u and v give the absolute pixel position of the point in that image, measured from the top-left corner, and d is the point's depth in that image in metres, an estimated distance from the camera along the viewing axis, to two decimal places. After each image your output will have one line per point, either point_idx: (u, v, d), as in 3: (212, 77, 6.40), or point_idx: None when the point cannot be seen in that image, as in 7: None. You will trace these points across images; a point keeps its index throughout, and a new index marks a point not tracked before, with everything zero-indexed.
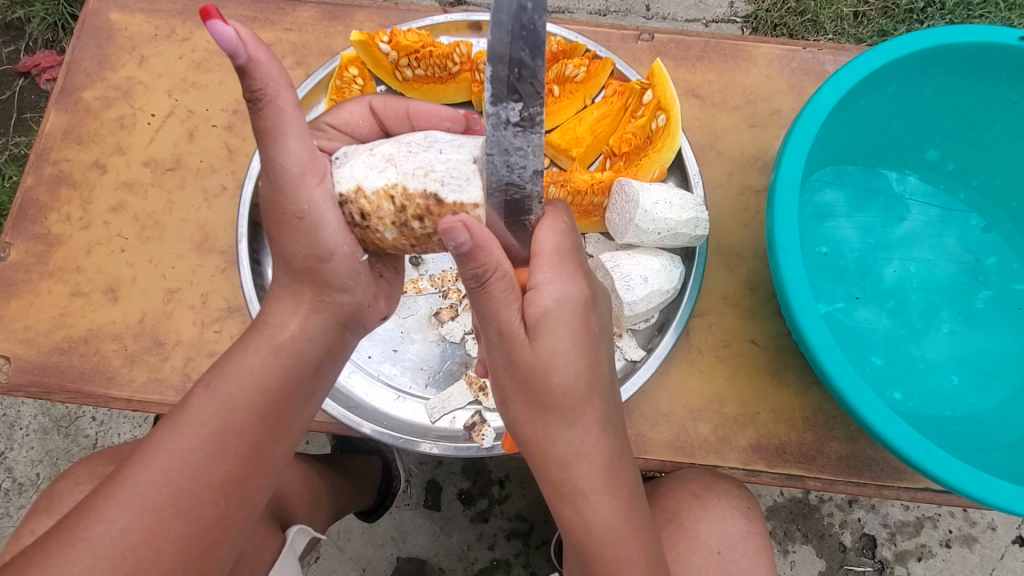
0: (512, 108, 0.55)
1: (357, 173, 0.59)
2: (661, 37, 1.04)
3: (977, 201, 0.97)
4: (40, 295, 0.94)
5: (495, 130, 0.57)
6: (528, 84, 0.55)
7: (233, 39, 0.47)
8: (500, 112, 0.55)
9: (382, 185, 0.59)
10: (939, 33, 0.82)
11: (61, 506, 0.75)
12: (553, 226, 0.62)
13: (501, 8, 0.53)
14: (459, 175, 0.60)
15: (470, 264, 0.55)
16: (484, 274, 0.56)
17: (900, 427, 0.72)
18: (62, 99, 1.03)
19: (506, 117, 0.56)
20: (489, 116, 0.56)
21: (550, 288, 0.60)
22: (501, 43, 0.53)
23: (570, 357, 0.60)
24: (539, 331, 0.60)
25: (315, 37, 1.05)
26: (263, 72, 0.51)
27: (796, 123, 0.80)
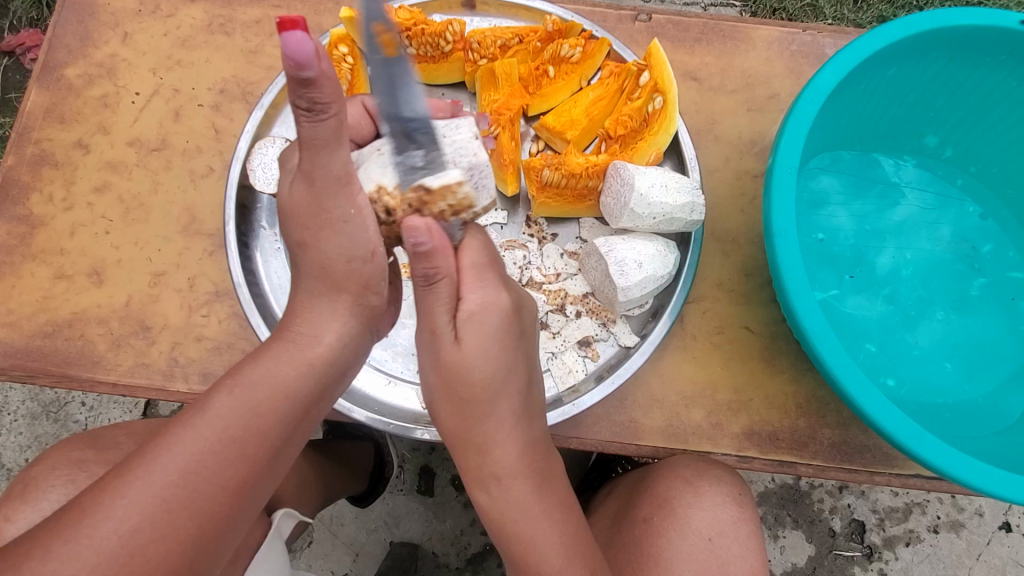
0: (413, 155, 0.60)
1: (375, 174, 0.61)
2: (659, 17, 1.02)
3: (975, 187, 0.96)
4: (22, 277, 0.92)
5: (406, 176, 0.60)
6: (421, 134, 0.61)
7: (307, 54, 0.46)
8: (405, 160, 0.60)
9: (402, 177, 0.60)
10: (941, 15, 0.81)
11: (44, 492, 0.73)
12: (473, 243, 0.64)
13: (376, 76, 0.59)
14: (467, 152, 0.63)
15: (423, 263, 0.59)
16: (433, 275, 0.60)
17: (895, 415, 0.71)
18: (43, 76, 1.00)
19: (413, 163, 0.60)
20: (394, 166, 0.61)
21: (473, 294, 0.62)
22: (389, 106, 0.60)
23: (492, 354, 0.62)
24: (463, 331, 0.61)
25: (304, 14, 1.02)
26: (328, 87, 0.49)
27: (795, 105, 0.78)
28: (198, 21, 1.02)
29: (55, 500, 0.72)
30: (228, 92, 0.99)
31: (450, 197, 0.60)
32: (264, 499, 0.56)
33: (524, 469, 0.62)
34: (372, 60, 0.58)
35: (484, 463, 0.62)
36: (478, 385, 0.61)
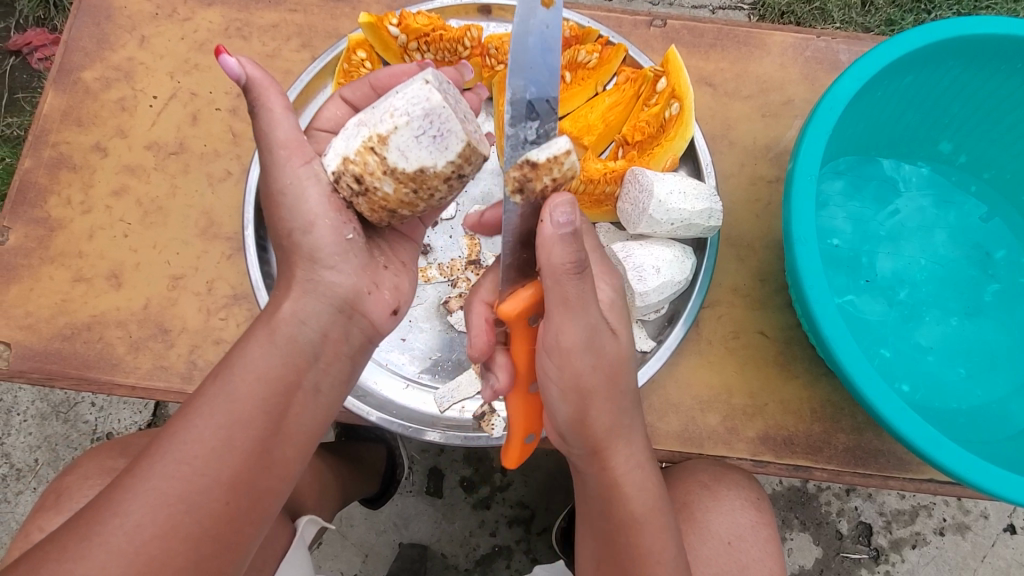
0: (529, 127, 0.57)
1: (340, 148, 0.62)
2: (674, 23, 1.02)
3: (988, 194, 0.97)
4: (41, 280, 0.93)
5: (514, 150, 0.57)
6: (542, 101, 0.57)
7: (235, 67, 0.58)
8: (518, 132, 0.57)
9: (361, 144, 0.60)
10: (959, 24, 0.81)
11: (70, 497, 0.74)
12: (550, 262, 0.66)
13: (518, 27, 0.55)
14: (419, 100, 0.58)
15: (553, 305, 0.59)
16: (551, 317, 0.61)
17: (914, 421, 0.72)
18: (60, 79, 1.00)
19: (525, 136, 0.57)
20: (508, 138, 0.57)
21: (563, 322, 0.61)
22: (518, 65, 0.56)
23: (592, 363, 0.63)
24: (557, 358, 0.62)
25: (320, 18, 1.03)
26: (259, 89, 0.61)
27: (814, 113, 0.79)
28: (215, 24, 1.02)
29: (82, 505, 0.73)
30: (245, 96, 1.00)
31: (556, 169, 0.57)
32: (265, 494, 0.57)
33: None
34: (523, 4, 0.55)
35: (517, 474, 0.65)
36: (590, 389, 0.64)
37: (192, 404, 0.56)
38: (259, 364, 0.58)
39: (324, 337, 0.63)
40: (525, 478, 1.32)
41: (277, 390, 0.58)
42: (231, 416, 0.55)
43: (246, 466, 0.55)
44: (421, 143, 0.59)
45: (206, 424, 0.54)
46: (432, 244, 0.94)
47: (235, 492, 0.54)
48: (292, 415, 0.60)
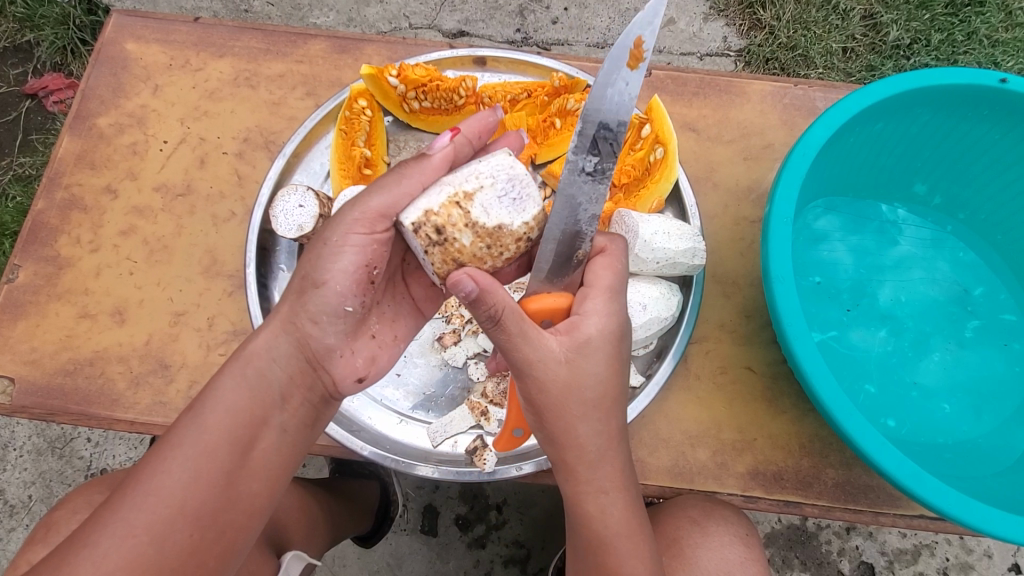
0: (588, 160, 0.65)
1: (422, 202, 0.67)
2: (659, 73, 1.08)
3: (965, 233, 1.00)
4: (47, 316, 0.95)
5: (569, 176, 0.66)
6: (608, 144, 0.65)
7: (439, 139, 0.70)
8: (577, 161, 0.65)
9: (445, 199, 0.67)
10: (924, 75, 0.86)
11: (63, 532, 0.75)
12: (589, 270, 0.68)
13: (607, 84, 0.63)
14: (501, 166, 0.68)
15: (482, 307, 0.60)
16: (498, 315, 0.60)
17: (894, 455, 0.73)
18: (75, 124, 1.05)
19: (582, 167, 0.65)
20: (568, 162, 0.65)
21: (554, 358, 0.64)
22: (596, 110, 0.64)
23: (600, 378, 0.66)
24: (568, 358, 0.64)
25: (325, 69, 1.09)
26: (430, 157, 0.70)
27: (789, 159, 0.83)
28: (225, 74, 1.08)
29: None
30: (252, 140, 1.05)
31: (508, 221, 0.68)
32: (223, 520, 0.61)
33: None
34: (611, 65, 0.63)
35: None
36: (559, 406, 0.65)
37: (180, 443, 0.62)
38: (227, 398, 0.66)
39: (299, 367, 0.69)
40: (521, 516, 1.31)
41: (243, 425, 0.65)
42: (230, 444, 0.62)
43: None
44: (502, 200, 0.68)
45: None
46: None
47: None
48: (257, 449, 0.66)
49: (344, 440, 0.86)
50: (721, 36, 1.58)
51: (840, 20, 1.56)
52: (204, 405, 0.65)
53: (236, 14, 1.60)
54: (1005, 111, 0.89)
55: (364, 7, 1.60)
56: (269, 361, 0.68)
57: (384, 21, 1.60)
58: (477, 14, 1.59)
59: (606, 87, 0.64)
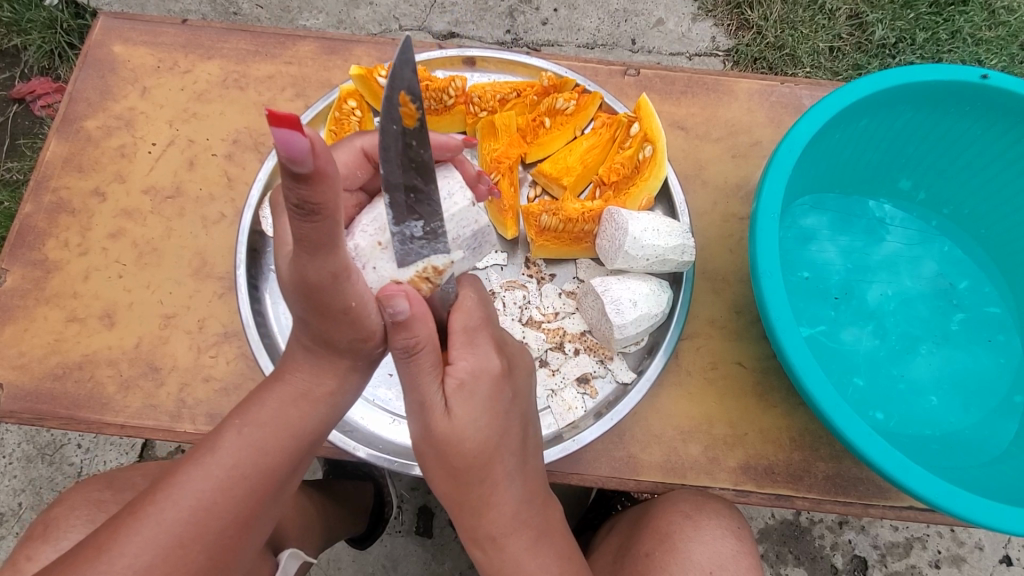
0: (414, 225, 0.62)
1: (386, 272, 0.64)
2: (647, 72, 1.09)
3: (950, 227, 1.01)
4: (35, 320, 0.95)
5: (402, 245, 0.63)
6: (425, 205, 0.62)
7: (305, 148, 0.37)
8: (403, 230, 0.62)
9: (414, 272, 0.64)
10: (906, 72, 0.88)
11: (53, 531, 0.74)
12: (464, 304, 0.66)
13: (388, 146, 0.57)
14: None
15: (402, 333, 0.58)
16: (413, 346, 0.59)
17: (881, 446, 0.74)
18: (63, 127, 1.05)
19: (410, 233, 0.63)
20: (394, 234, 0.63)
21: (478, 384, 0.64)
22: (394, 175, 0.59)
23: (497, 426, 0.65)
24: (470, 400, 0.63)
25: (314, 70, 1.09)
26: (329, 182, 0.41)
27: (774, 156, 0.84)
28: (213, 76, 1.08)
29: (65, 537, 0.73)
30: (241, 142, 1.05)
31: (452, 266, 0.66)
32: None
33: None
34: (388, 130, 0.57)
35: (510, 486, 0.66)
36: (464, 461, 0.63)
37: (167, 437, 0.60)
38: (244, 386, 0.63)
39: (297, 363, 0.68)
40: None
41: None
42: (261, 448, 0.61)
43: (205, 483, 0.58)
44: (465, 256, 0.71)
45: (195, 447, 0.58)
46: None
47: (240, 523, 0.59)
48: None
49: (337, 440, 0.85)
50: (709, 36, 1.60)
51: (827, 20, 1.57)
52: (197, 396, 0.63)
53: (225, 16, 1.59)
54: (986, 107, 0.90)
55: (354, 9, 1.61)
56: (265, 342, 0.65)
57: (374, 23, 1.60)
58: (467, 16, 1.60)
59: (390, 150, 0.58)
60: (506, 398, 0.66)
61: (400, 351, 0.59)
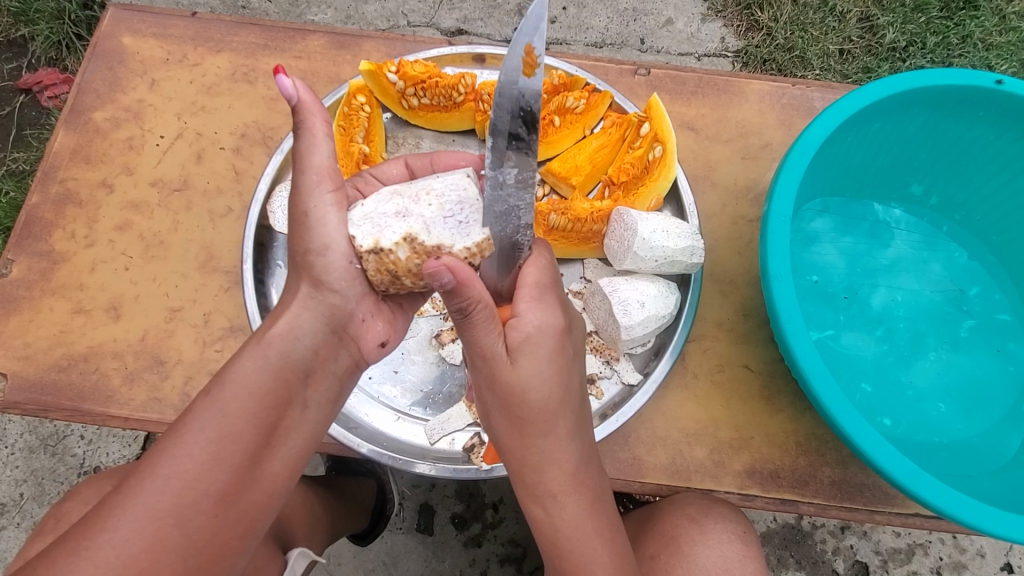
0: (508, 172, 0.63)
1: (376, 230, 0.64)
2: (658, 72, 1.08)
3: (960, 233, 1.01)
4: (41, 311, 0.95)
5: (493, 190, 0.64)
6: (522, 152, 0.63)
7: (292, 88, 0.61)
8: (498, 175, 0.63)
9: (400, 235, 0.64)
10: (921, 75, 0.87)
11: (60, 526, 0.74)
12: (536, 261, 0.66)
13: (503, 94, 0.61)
14: (466, 207, 0.65)
15: (455, 299, 0.57)
16: (468, 308, 0.58)
17: (891, 453, 0.74)
18: (71, 118, 1.04)
19: (503, 179, 0.63)
20: (488, 178, 0.63)
21: (531, 316, 0.64)
22: (502, 121, 0.61)
23: (547, 376, 0.64)
24: (519, 354, 0.63)
25: (323, 65, 1.08)
26: (309, 112, 0.63)
27: (787, 157, 0.83)
28: (223, 70, 1.08)
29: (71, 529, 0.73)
30: (250, 136, 1.05)
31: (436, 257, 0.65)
32: None
33: (556, 487, 0.66)
34: (505, 76, 0.60)
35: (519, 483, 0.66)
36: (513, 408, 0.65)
37: (180, 423, 0.58)
38: (250, 378, 0.61)
39: (314, 354, 0.66)
40: (517, 514, 1.31)
41: (267, 405, 0.61)
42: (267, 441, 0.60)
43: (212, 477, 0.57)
44: (449, 224, 0.65)
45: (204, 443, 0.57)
46: None
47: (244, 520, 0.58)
48: (281, 430, 0.62)
49: (339, 436, 0.85)
50: (718, 37, 1.59)
51: (837, 22, 1.56)
52: (220, 385, 0.60)
53: (233, 10, 1.59)
54: (1001, 112, 0.90)
55: (362, 4, 1.60)
56: (292, 338, 0.64)
57: (382, 19, 1.59)
58: (476, 13, 1.59)
59: (505, 97, 0.61)
60: (564, 357, 0.66)
61: (456, 314, 0.58)
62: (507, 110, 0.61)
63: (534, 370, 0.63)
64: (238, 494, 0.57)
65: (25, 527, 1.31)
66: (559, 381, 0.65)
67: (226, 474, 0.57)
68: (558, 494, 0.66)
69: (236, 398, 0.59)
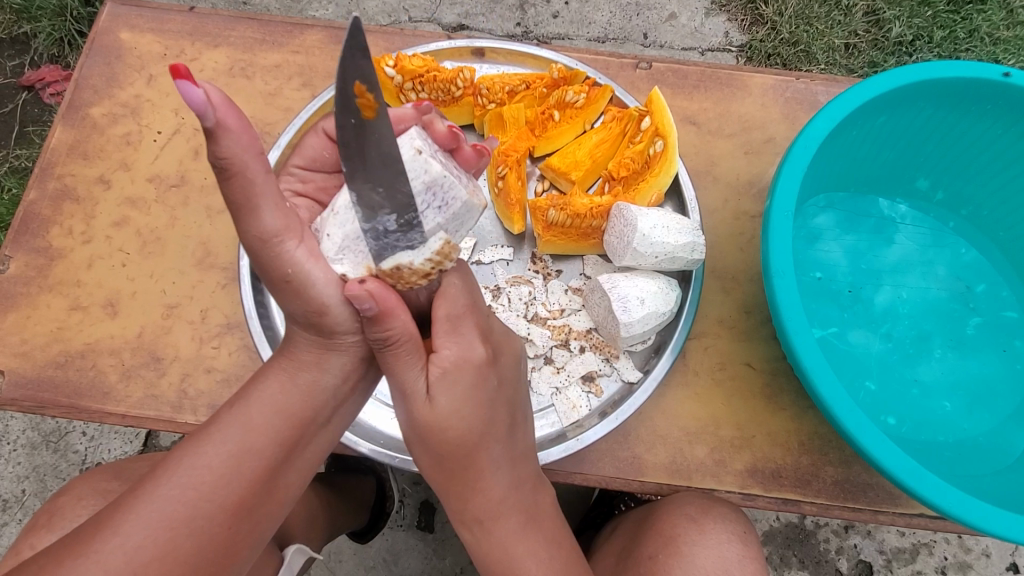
0: (433, 195, 0.62)
1: (359, 255, 0.62)
2: (659, 65, 1.07)
3: (967, 229, 0.99)
4: (38, 308, 0.94)
5: (428, 216, 0.63)
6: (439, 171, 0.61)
7: (201, 99, 0.47)
8: (425, 201, 0.62)
9: (384, 249, 0.62)
10: (928, 68, 0.85)
11: (58, 522, 0.74)
12: (449, 291, 0.66)
13: (392, 120, 0.56)
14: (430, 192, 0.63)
15: (374, 328, 0.59)
16: (389, 338, 0.60)
17: (895, 453, 0.72)
18: (68, 114, 1.04)
19: (384, 228, 0.60)
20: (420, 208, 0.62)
21: (450, 349, 0.64)
22: (403, 149, 0.58)
23: (466, 411, 0.64)
24: (436, 389, 0.63)
25: (322, 60, 1.08)
26: (229, 138, 0.51)
27: (790, 151, 0.82)
28: (221, 65, 1.07)
29: (66, 525, 0.73)
30: None
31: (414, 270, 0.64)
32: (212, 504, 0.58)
33: None
34: (389, 100, 0.55)
35: None
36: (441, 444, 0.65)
37: (206, 432, 0.59)
38: (277, 399, 0.62)
39: (342, 381, 0.66)
40: None
41: (293, 426, 0.62)
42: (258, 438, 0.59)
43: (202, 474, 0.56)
44: (427, 215, 0.63)
45: (218, 452, 0.58)
46: None
47: (237, 516, 0.57)
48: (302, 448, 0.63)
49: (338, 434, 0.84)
50: (722, 31, 1.57)
51: (843, 16, 1.54)
52: (249, 401, 0.61)
53: (234, 6, 1.58)
54: (1009, 105, 0.88)
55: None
56: (319, 367, 0.64)
57: (383, 14, 1.58)
58: (477, 8, 1.58)
59: (397, 122, 0.57)
60: (486, 389, 0.66)
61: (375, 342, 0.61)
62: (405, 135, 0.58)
63: (455, 404, 0.64)
64: (227, 491, 0.57)
65: (25, 523, 1.31)
66: (480, 414, 0.65)
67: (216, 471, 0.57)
68: None
69: (261, 413, 0.60)
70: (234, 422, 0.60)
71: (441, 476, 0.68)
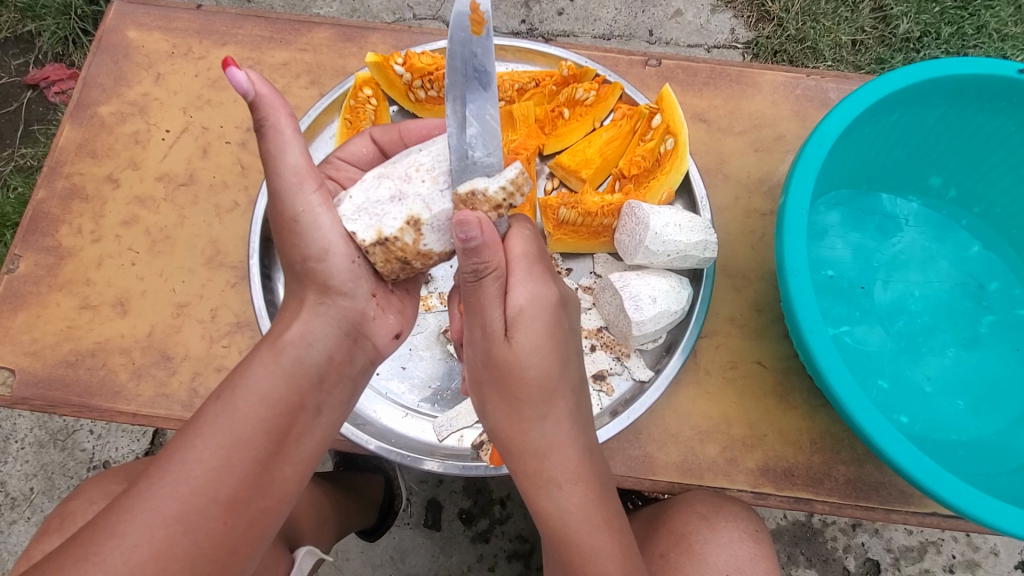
0: (473, 140, 0.60)
1: (375, 219, 0.63)
2: (669, 63, 1.06)
3: (979, 227, 0.98)
4: (48, 307, 0.94)
5: (460, 162, 0.61)
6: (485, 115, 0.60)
7: (245, 81, 0.55)
8: (462, 145, 0.61)
9: (403, 218, 0.63)
10: (942, 65, 0.85)
11: (71, 522, 0.74)
12: (521, 233, 0.65)
13: (455, 55, 0.58)
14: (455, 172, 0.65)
15: (472, 258, 0.57)
16: (481, 270, 0.59)
17: (911, 452, 0.72)
18: (76, 113, 1.04)
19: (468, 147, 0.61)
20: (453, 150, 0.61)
21: (528, 288, 0.63)
22: (456, 85, 0.59)
23: (546, 351, 0.63)
24: (517, 328, 0.62)
25: (329, 57, 1.07)
26: (267, 103, 0.58)
27: (804, 149, 0.81)
28: None
29: (78, 524, 0.73)
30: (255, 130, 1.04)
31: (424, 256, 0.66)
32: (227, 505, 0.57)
33: (568, 480, 0.65)
34: (455, 36, 0.58)
35: (541, 469, 0.66)
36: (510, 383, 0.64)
37: (193, 427, 0.59)
38: (262, 386, 0.61)
39: (329, 360, 0.66)
40: (525, 510, 1.30)
41: (279, 413, 0.61)
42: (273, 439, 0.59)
43: (217, 475, 0.56)
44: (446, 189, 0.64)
45: (206, 445, 0.57)
46: (433, 272, 0.96)
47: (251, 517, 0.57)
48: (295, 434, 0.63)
49: (350, 434, 0.84)
50: (728, 28, 1.56)
51: (850, 12, 1.53)
52: (236, 393, 0.60)
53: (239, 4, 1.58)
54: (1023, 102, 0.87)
55: None
56: (305, 345, 0.64)
57: (388, 12, 1.57)
58: None
59: (455, 58, 0.58)
60: (560, 332, 0.65)
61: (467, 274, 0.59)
62: (459, 72, 0.59)
63: (534, 342, 0.63)
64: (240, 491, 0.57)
65: (34, 521, 1.31)
66: (556, 358, 0.65)
67: (230, 472, 0.57)
68: (572, 480, 0.65)
69: (251, 406, 0.60)
70: (249, 423, 0.59)
71: (505, 412, 0.66)
